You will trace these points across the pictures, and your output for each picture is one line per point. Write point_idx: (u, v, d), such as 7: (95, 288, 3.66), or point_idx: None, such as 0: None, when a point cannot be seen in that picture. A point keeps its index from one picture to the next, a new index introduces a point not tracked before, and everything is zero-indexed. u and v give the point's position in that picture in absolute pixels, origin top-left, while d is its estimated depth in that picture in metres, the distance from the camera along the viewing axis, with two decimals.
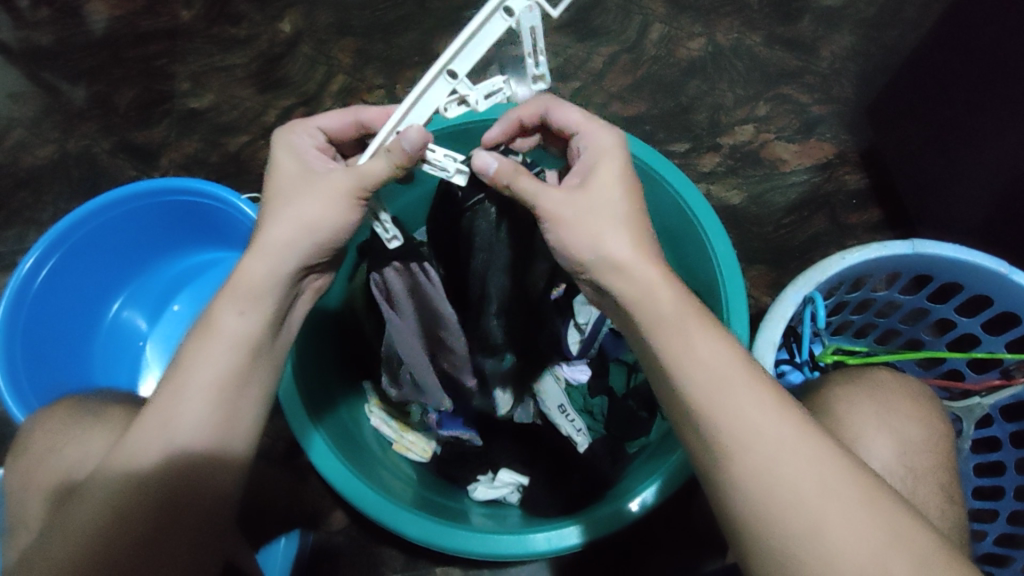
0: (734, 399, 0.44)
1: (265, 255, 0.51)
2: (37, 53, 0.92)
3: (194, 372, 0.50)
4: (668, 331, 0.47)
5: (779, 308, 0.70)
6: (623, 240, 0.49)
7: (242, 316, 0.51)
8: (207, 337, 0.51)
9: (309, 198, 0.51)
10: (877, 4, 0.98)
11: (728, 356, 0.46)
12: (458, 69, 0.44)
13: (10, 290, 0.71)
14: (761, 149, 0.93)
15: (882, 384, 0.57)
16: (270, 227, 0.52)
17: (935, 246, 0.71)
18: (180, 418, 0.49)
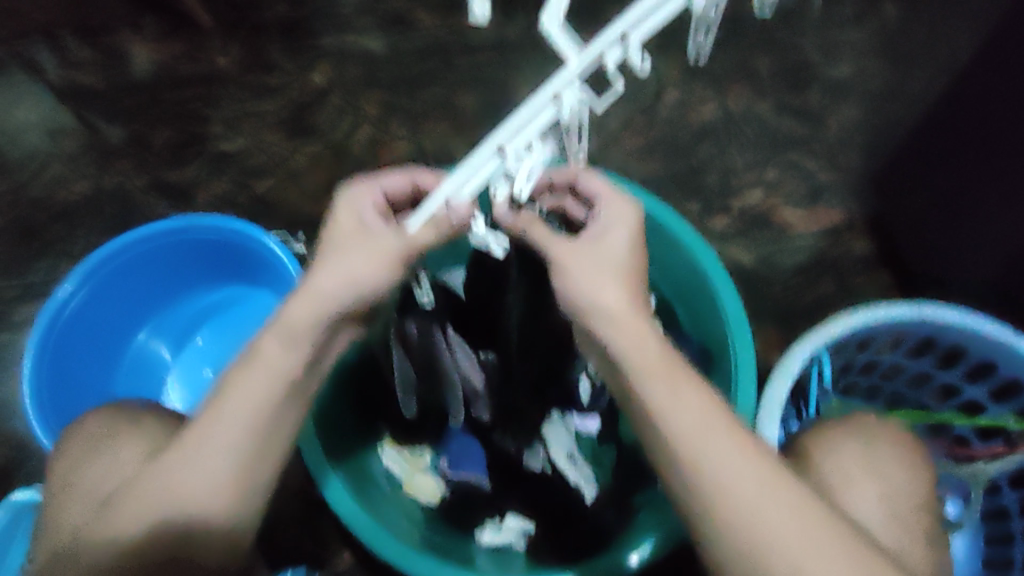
0: (719, 448, 0.50)
1: (312, 299, 0.54)
2: (78, 91, 0.95)
3: (234, 400, 0.53)
4: (662, 382, 0.52)
5: (785, 367, 0.72)
6: (622, 295, 0.55)
7: (284, 351, 0.54)
8: (249, 364, 0.55)
9: (359, 255, 0.55)
10: (882, 78, 1.03)
11: (708, 407, 0.52)
12: (507, 148, 0.46)
13: (43, 317, 0.74)
14: (769, 213, 0.96)
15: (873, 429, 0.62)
16: (319, 274, 0.55)
17: (943, 310, 0.73)
18: (223, 442, 0.53)
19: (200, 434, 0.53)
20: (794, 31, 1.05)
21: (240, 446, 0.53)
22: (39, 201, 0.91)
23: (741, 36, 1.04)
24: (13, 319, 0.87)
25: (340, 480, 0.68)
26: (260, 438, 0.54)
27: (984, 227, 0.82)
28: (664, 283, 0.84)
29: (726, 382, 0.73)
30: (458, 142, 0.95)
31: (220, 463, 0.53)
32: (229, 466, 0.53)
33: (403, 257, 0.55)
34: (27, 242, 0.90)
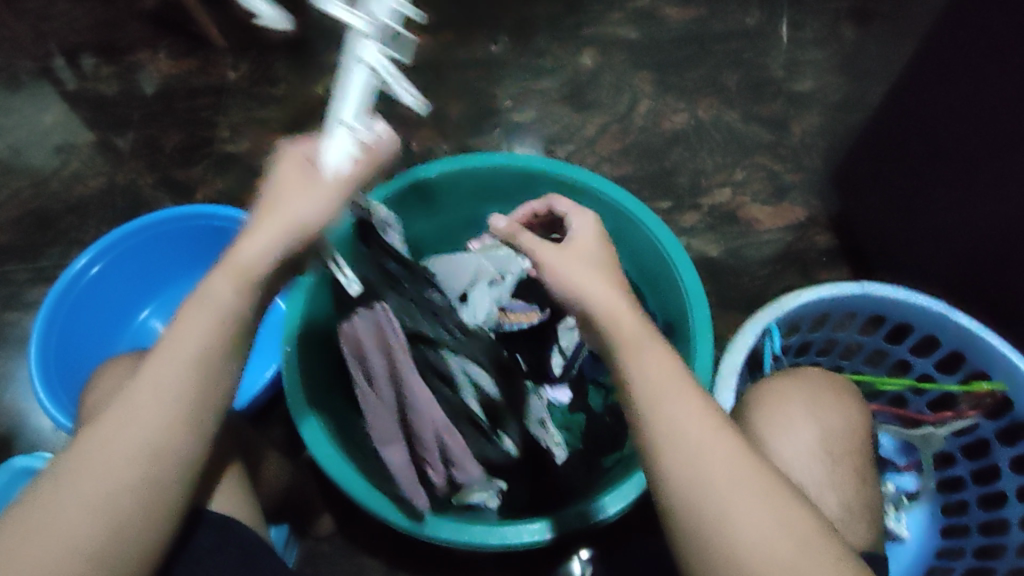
0: (673, 399, 0.48)
1: (254, 242, 0.50)
2: (101, 101, 1.05)
3: (174, 344, 0.48)
4: (624, 345, 0.51)
5: (740, 339, 0.77)
6: (598, 280, 0.55)
7: (232, 293, 0.49)
8: (195, 305, 0.49)
9: (292, 205, 0.51)
10: (842, 91, 1.10)
11: (686, 384, 0.49)
12: (347, 116, 0.52)
13: (60, 282, 0.80)
14: (737, 210, 1.02)
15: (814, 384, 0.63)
16: (258, 229, 0.50)
17: (883, 287, 0.77)
18: (163, 393, 0.47)
19: (134, 391, 0.47)
20: (760, 50, 1.13)
21: (184, 397, 0.47)
22: (57, 195, 0.99)
23: (709, 56, 1.13)
24: (25, 299, 0.93)
25: (318, 423, 0.71)
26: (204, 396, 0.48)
27: (934, 214, 0.88)
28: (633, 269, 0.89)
29: (686, 353, 0.77)
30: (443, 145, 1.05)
31: (159, 422, 0.46)
32: (167, 428, 0.46)
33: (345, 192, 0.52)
34: (42, 230, 0.97)
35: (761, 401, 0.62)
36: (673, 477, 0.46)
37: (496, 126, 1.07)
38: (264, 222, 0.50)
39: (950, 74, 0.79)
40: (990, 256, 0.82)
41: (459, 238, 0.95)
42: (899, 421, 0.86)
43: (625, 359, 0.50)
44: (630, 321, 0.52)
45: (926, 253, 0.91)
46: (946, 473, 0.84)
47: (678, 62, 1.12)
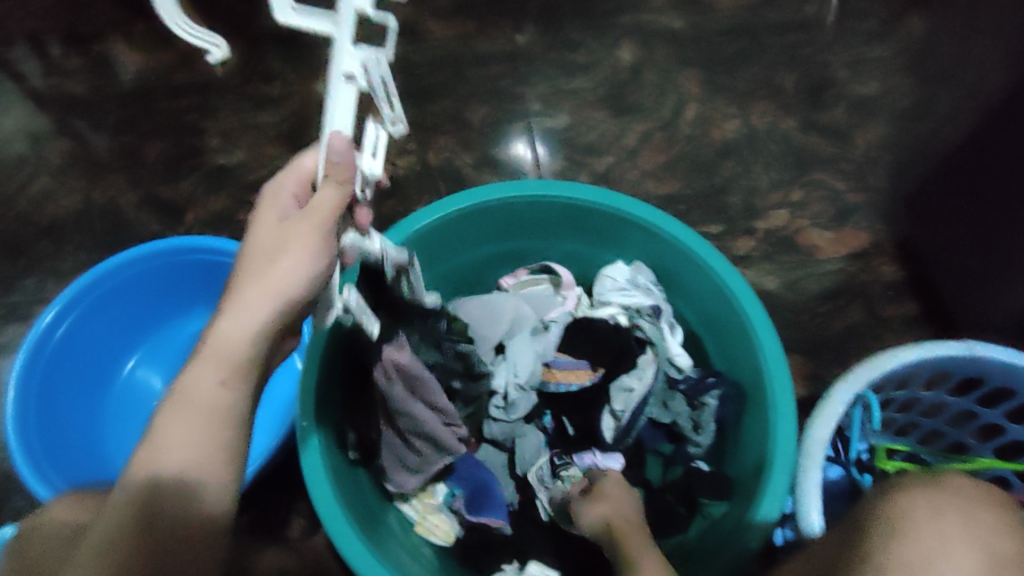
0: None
1: (238, 315, 0.48)
2: (71, 101, 0.93)
3: (174, 427, 0.46)
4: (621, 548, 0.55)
5: (829, 405, 0.65)
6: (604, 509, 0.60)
7: (224, 384, 0.48)
8: (182, 396, 0.47)
9: (285, 256, 0.48)
10: (913, 95, 0.98)
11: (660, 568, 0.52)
12: (346, 73, 0.44)
13: (27, 344, 0.69)
14: (796, 235, 0.91)
15: (960, 504, 0.46)
16: (244, 292, 0.49)
17: (992, 349, 0.67)
18: (177, 447, 0.46)
19: (142, 467, 0.46)
20: (820, 46, 1.01)
21: (203, 448, 0.46)
22: (25, 216, 0.88)
23: (764, 51, 1.00)
24: None
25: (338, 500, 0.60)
26: (224, 450, 0.47)
27: (1009, 260, 0.77)
28: (693, 316, 0.78)
29: (761, 424, 0.66)
30: (465, 156, 0.93)
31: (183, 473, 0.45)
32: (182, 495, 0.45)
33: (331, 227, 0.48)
34: (12, 258, 0.86)
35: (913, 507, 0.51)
36: None
37: (522, 133, 0.95)
38: (237, 300, 0.48)
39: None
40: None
41: (488, 276, 0.83)
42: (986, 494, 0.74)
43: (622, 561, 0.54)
44: (633, 534, 0.56)
45: (998, 298, 0.80)
46: None
47: (729, 58, 1.00)
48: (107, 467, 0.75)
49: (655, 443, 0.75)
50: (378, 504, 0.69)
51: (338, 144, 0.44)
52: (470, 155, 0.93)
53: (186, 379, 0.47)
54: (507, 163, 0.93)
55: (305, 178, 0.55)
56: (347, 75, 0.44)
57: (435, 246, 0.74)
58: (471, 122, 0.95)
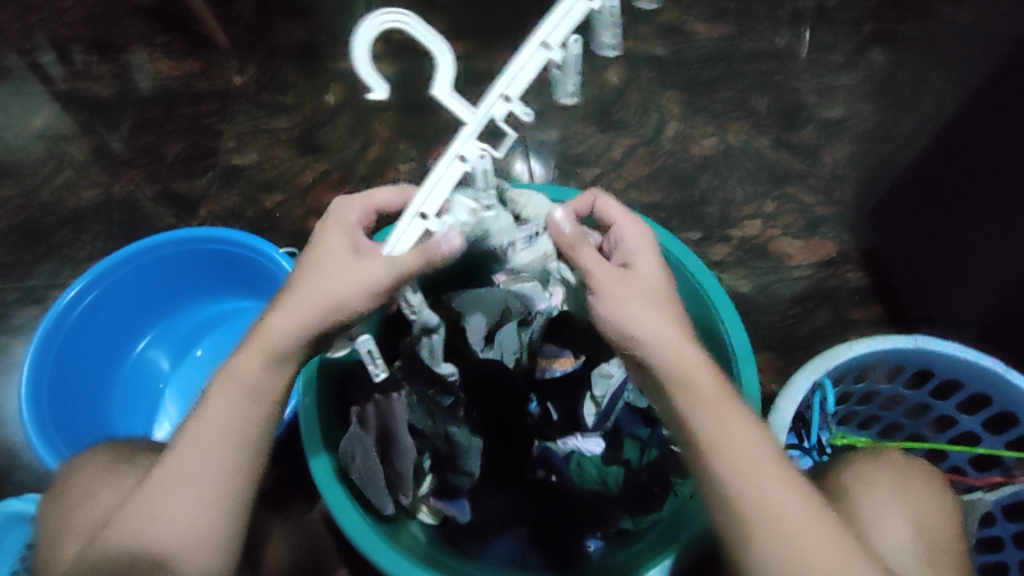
0: (765, 476, 0.47)
1: (286, 312, 0.54)
2: (96, 103, 1.00)
3: (212, 422, 0.53)
4: (702, 402, 0.49)
5: (789, 393, 0.72)
6: (656, 319, 0.53)
7: (265, 372, 0.54)
8: (224, 386, 0.54)
9: (332, 272, 0.54)
10: (875, 119, 1.07)
11: (764, 442, 0.49)
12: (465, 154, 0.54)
13: (51, 315, 0.74)
14: (768, 244, 0.99)
15: (903, 468, 0.61)
16: (294, 290, 0.55)
17: (938, 342, 0.74)
18: (194, 469, 0.51)
19: (178, 458, 0.52)
20: (790, 73, 1.10)
21: (216, 478, 0.51)
22: (48, 206, 0.94)
23: (739, 77, 1.09)
24: (13, 322, 0.88)
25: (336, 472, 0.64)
26: (240, 442, 0.53)
27: (962, 264, 0.84)
28: None
29: None
30: None
31: (185, 500, 0.51)
32: (205, 486, 0.51)
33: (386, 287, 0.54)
34: (34, 245, 0.92)
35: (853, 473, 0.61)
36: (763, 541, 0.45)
37: (516, 145, 1.02)
38: (293, 303, 0.54)
39: (994, 112, 0.77)
40: (1015, 318, 0.79)
41: None
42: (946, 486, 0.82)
43: (697, 413, 0.49)
44: (709, 382, 0.50)
45: (954, 302, 0.87)
46: (985, 532, 0.80)
47: (707, 81, 1.08)
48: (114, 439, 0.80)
49: (632, 427, 0.76)
50: None
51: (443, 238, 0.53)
52: None
53: (232, 366, 0.54)
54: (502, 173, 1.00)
55: (372, 209, 0.62)
56: (460, 157, 0.54)
57: None
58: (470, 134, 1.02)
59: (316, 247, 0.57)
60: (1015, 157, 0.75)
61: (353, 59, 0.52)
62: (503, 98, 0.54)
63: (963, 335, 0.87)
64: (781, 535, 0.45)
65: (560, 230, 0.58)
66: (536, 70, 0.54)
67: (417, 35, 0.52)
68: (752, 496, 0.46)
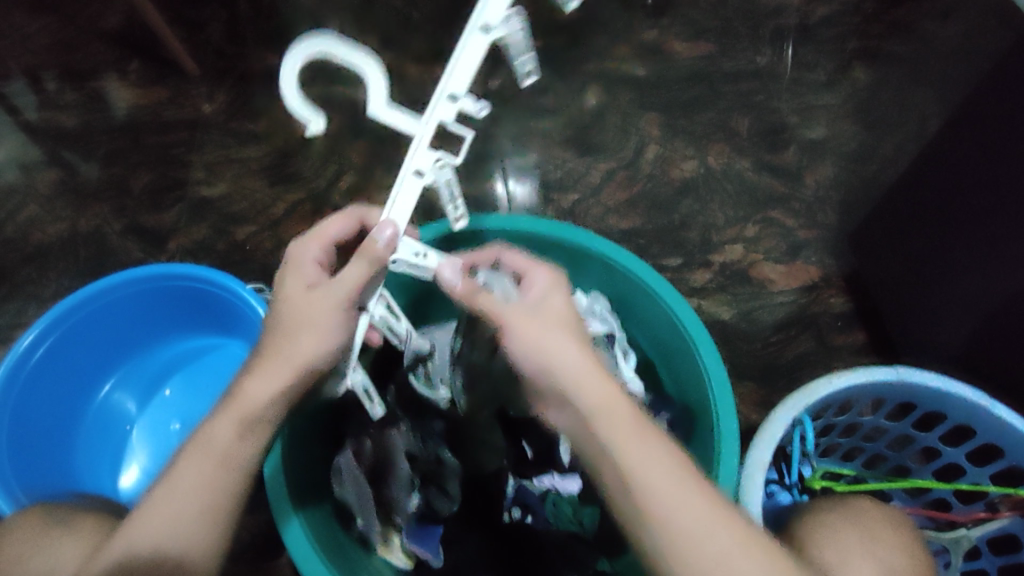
0: (687, 507, 0.47)
1: (265, 375, 0.53)
2: (62, 134, 0.98)
3: (185, 484, 0.51)
4: (623, 436, 0.49)
5: (768, 431, 0.70)
6: (570, 352, 0.52)
7: (243, 441, 0.52)
8: (201, 449, 0.52)
9: (298, 322, 0.53)
10: (857, 139, 1.05)
11: (690, 477, 0.48)
12: (419, 166, 0.52)
13: (5, 364, 0.72)
14: (749, 269, 0.97)
15: (867, 516, 0.65)
16: (269, 345, 0.54)
17: (920, 375, 0.72)
18: (166, 540, 0.49)
19: (159, 507, 0.51)
20: (771, 93, 1.08)
21: (188, 550, 0.49)
22: (12, 242, 0.92)
23: (720, 98, 1.07)
24: None
25: (302, 525, 0.62)
26: (220, 511, 0.51)
27: (943, 289, 0.83)
28: (651, 345, 0.82)
29: (710, 444, 0.70)
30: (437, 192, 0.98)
31: (162, 547, 0.49)
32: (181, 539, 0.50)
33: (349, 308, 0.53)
34: None
35: (826, 521, 0.65)
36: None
37: (494, 171, 1.01)
38: (268, 363, 0.53)
39: (971, 140, 0.76)
40: (996, 347, 0.78)
41: None
42: (931, 521, 0.81)
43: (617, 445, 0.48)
44: (628, 413, 0.50)
45: (935, 327, 0.86)
46: (971, 566, 0.79)
47: (687, 101, 1.07)
48: (81, 488, 0.78)
49: None
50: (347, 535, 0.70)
51: (390, 230, 0.52)
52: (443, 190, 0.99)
53: (212, 431, 0.52)
54: (479, 199, 0.99)
55: (327, 243, 0.60)
56: (417, 171, 0.52)
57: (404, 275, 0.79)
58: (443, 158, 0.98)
59: (278, 292, 0.56)
60: (993, 186, 0.74)
61: (282, 89, 0.50)
62: (450, 97, 0.51)
63: (945, 362, 0.86)
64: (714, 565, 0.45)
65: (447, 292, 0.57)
66: (478, 55, 0.50)
67: (348, 60, 0.49)
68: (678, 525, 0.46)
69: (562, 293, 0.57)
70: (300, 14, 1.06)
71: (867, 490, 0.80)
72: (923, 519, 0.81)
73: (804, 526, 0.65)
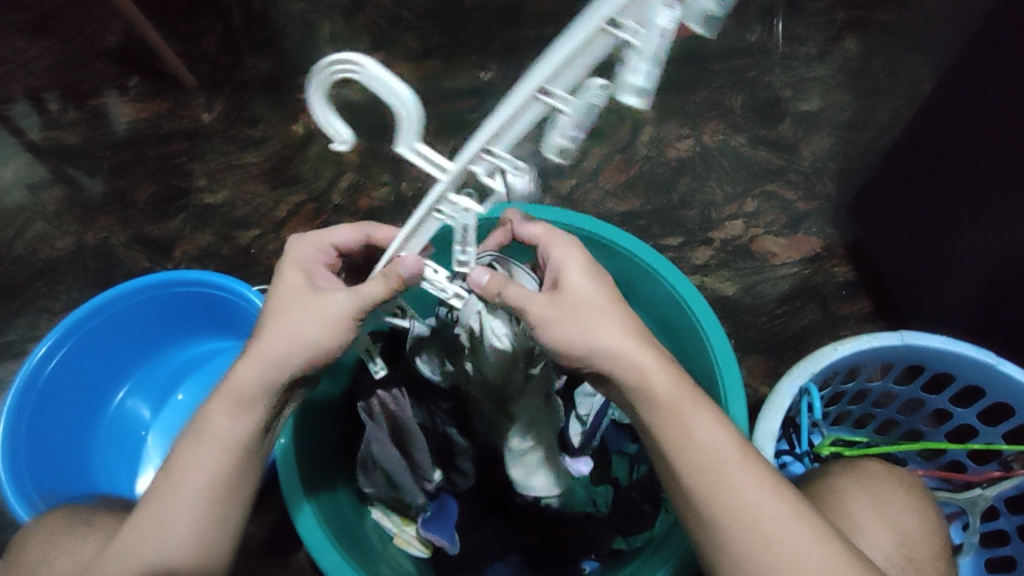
0: (734, 482, 0.47)
1: (257, 363, 0.52)
2: (65, 151, 1.00)
3: (186, 474, 0.51)
4: (667, 415, 0.49)
5: (776, 402, 0.70)
6: (612, 332, 0.52)
7: (234, 420, 0.52)
8: (200, 436, 0.52)
9: (301, 317, 0.53)
10: (851, 109, 1.06)
11: (736, 449, 0.49)
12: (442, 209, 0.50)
13: (20, 378, 0.74)
14: (751, 243, 0.97)
15: (880, 480, 0.65)
16: (264, 337, 0.53)
17: (925, 336, 0.72)
18: (172, 524, 0.50)
19: (162, 498, 0.51)
20: (763, 68, 1.08)
21: (191, 544, 0.51)
22: (22, 259, 0.94)
23: (712, 76, 1.08)
24: None
25: (315, 512, 0.63)
26: (220, 497, 0.52)
27: (944, 252, 0.83)
28: (654, 323, 0.82)
29: None
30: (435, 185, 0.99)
31: (170, 543, 0.50)
32: (185, 532, 0.51)
33: (355, 316, 0.53)
34: (8, 298, 0.92)
35: (841, 481, 0.64)
36: (747, 556, 0.46)
37: None
38: (259, 351, 0.52)
39: (962, 101, 0.76)
40: (999, 307, 0.78)
41: None
42: (949, 484, 0.82)
43: (663, 425, 0.49)
44: (671, 388, 0.50)
45: (937, 291, 0.86)
46: (988, 527, 0.79)
47: (680, 81, 1.07)
48: (97, 491, 0.80)
49: (619, 444, 0.77)
50: (358, 524, 0.71)
51: (410, 262, 0.52)
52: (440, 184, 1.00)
53: (206, 417, 0.52)
54: None
55: (327, 245, 0.61)
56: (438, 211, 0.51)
57: None
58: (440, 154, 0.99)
59: (276, 289, 0.56)
60: (986, 144, 0.74)
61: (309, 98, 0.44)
62: (486, 150, 0.45)
63: (949, 325, 0.86)
64: (762, 539, 0.46)
65: (479, 283, 0.53)
66: (530, 118, 0.43)
67: (376, 91, 0.42)
68: (727, 503, 0.47)
69: (585, 263, 0.56)
70: (291, 18, 1.08)
71: (879, 455, 0.80)
72: (938, 482, 0.82)
73: (821, 487, 0.65)
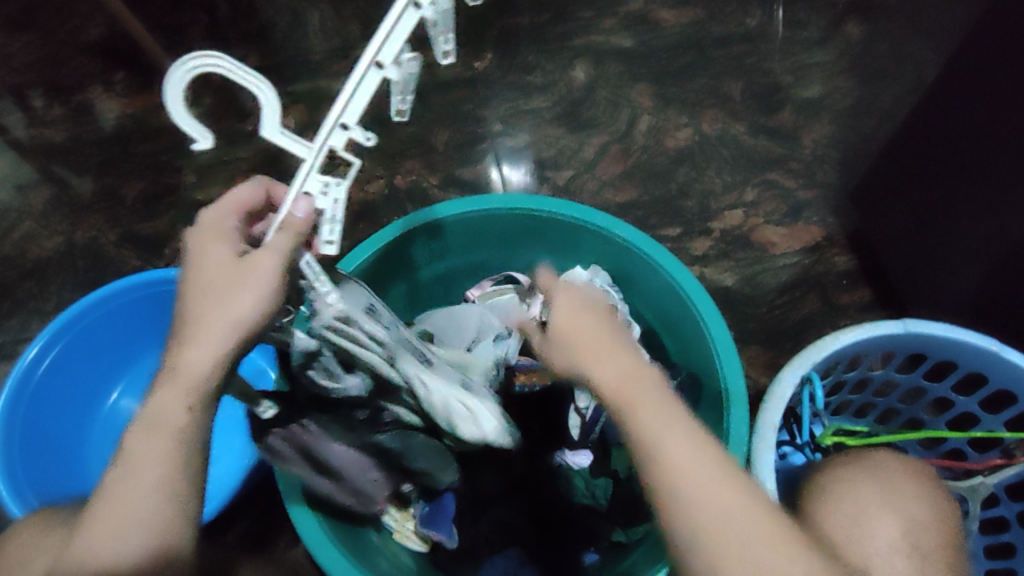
0: (694, 470, 0.45)
1: (199, 345, 0.50)
2: (51, 149, 0.98)
3: (142, 468, 0.49)
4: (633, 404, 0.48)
5: (777, 392, 0.69)
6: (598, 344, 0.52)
7: (188, 410, 0.50)
8: (152, 428, 0.50)
9: (232, 288, 0.50)
10: (852, 96, 1.04)
11: (701, 440, 0.47)
12: (309, 189, 0.52)
13: (11, 380, 0.73)
14: (751, 233, 0.96)
15: (888, 469, 0.64)
16: (199, 316, 0.50)
17: (927, 325, 0.71)
18: (134, 520, 0.49)
19: (119, 493, 0.50)
20: (763, 55, 1.07)
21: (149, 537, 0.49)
22: (11, 259, 0.93)
23: (709, 63, 1.06)
24: None
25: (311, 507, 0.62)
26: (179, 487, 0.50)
27: (947, 239, 0.82)
28: (652, 314, 0.81)
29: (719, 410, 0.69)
30: (430, 177, 0.98)
31: (129, 539, 0.48)
32: (148, 526, 0.49)
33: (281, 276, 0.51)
34: None
35: (843, 472, 0.64)
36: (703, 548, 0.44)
37: (488, 156, 1.00)
38: (200, 331, 0.50)
39: (965, 87, 0.74)
40: (1002, 294, 0.77)
41: (454, 291, 0.88)
42: (948, 472, 0.81)
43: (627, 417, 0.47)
44: (640, 384, 0.49)
45: (941, 279, 0.85)
46: (989, 515, 0.78)
47: (677, 68, 1.05)
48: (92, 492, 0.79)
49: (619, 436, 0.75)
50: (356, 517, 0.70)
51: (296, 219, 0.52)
52: (434, 177, 0.98)
53: (155, 406, 0.50)
54: (474, 184, 0.98)
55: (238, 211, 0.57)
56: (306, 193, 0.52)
57: (395, 261, 0.78)
58: (434, 147, 0.99)
59: (196, 264, 0.53)
60: (989, 132, 0.73)
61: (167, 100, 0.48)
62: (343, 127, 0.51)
63: (952, 313, 0.85)
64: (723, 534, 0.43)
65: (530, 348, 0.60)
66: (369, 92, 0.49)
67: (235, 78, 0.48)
68: (689, 493, 0.44)
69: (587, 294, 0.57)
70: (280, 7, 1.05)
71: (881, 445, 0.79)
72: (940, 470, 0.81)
73: (826, 476, 0.64)
